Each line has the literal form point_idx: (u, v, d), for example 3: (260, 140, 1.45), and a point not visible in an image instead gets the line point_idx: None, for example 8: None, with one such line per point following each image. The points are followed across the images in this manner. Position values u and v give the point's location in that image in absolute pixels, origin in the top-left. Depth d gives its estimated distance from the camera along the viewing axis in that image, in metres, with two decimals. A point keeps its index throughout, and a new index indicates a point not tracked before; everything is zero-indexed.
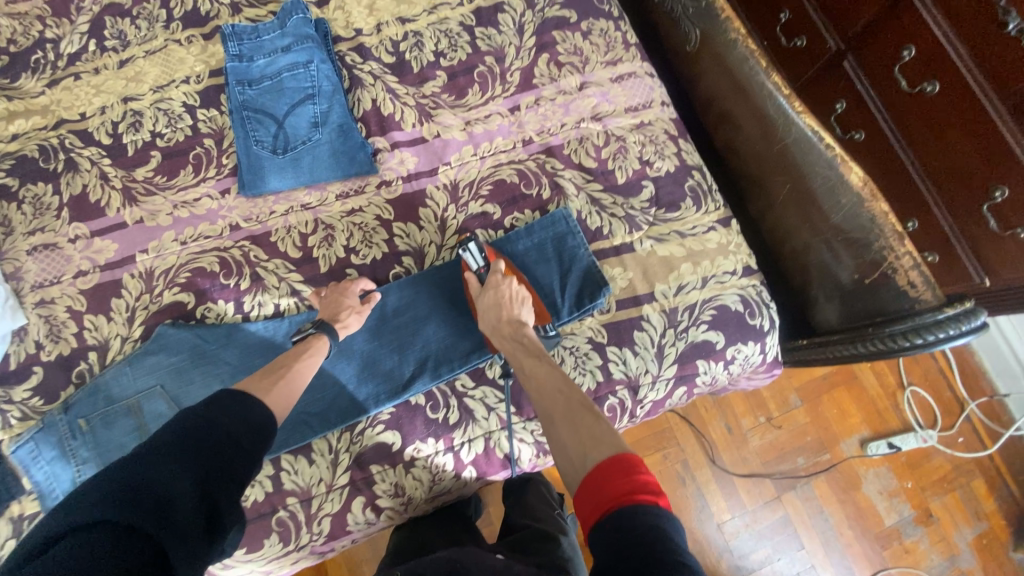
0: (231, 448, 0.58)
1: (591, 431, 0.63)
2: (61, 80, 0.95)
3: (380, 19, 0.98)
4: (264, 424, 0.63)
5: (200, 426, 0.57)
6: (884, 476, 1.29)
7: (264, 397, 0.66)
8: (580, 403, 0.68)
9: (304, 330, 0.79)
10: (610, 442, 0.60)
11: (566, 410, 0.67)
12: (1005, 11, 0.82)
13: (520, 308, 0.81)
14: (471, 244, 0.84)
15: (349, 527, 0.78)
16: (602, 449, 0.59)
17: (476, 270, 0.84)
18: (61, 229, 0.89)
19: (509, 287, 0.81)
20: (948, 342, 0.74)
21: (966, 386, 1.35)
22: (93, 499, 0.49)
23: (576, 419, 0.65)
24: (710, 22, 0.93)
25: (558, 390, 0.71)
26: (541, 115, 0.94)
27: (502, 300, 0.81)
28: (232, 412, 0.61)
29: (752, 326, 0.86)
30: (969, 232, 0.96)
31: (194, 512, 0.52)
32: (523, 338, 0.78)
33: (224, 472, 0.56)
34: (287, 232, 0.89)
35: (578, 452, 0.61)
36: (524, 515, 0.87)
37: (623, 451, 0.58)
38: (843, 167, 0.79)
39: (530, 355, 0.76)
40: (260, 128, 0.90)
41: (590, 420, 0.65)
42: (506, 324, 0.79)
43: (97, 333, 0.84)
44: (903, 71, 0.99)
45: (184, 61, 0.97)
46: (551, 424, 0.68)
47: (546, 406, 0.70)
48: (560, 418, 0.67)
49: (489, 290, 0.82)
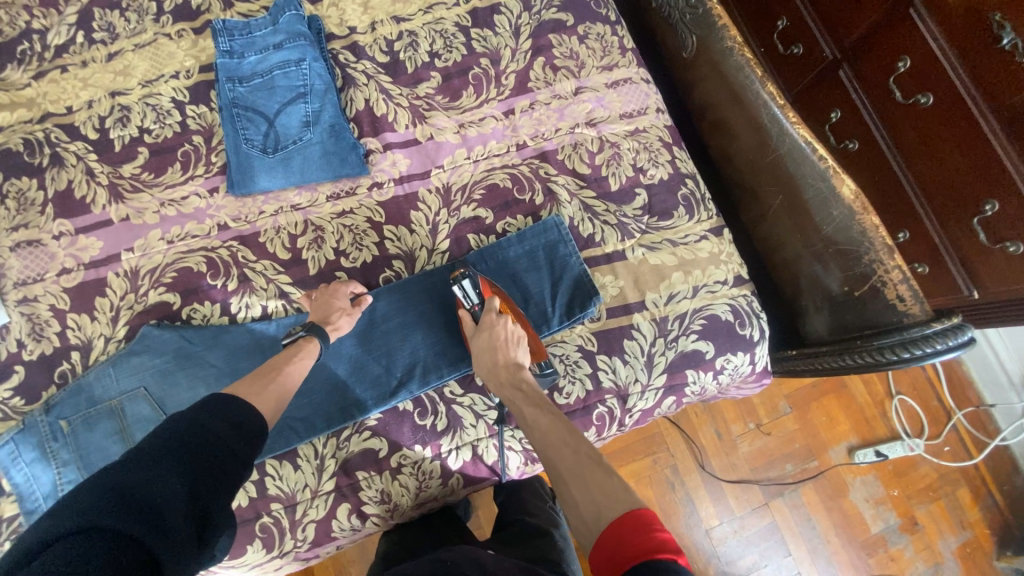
0: (222, 452, 0.57)
1: (603, 488, 0.62)
2: (47, 73, 0.94)
3: (374, 18, 0.97)
4: (255, 428, 0.63)
5: (191, 431, 0.57)
6: (871, 484, 1.30)
7: (254, 401, 0.65)
8: (587, 454, 0.67)
9: (294, 332, 0.78)
10: (625, 500, 0.60)
11: (574, 464, 0.66)
12: (1000, 25, 0.81)
13: (517, 349, 0.79)
14: (465, 282, 0.81)
15: (334, 533, 0.78)
16: (617, 508, 0.59)
17: (471, 307, 0.82)
18: (46, 226, 0.87)
19: (503, 327, 0.79)
20: (936, 356, 0.74)
21: (953, 395, 1.36)
22: (82, 503, 0.47)
23: (585, 475, 0.65)
24: (708, 30, 0.92)
25: (562, 440, 0.69)
26: (536, 119, 0.93)
27: (497, 342, 0.78)
28: (223, 416, 0.60)
29: (742, 337, 0.86)
30: (959, 244, 0.96)
31: (187, 517, 0.51)
32: (522, 383, 0.76)
33: (216, 477, 0.55)
34: (276, 233, 0.87)
35: (592, 511, 0.61)
36: (518, 511, 0.94)
37: (638, 508, 0.58)
38: (835, 179, 0.80)
39: (531, 402, 0.74)
40: (250, 127, 0.89)
41: (601, 475, 0.64)
42: (502, 368, 0.77)
43: (80, 332, 0.83)
44: (897, 82, 0.99)
45: (174, 56, 0.95)
46: (559, 479, 0.67)
47: (552, 459, 0.68)
48: (569, 474, 0.66)
49: (484, 331, 0.79)
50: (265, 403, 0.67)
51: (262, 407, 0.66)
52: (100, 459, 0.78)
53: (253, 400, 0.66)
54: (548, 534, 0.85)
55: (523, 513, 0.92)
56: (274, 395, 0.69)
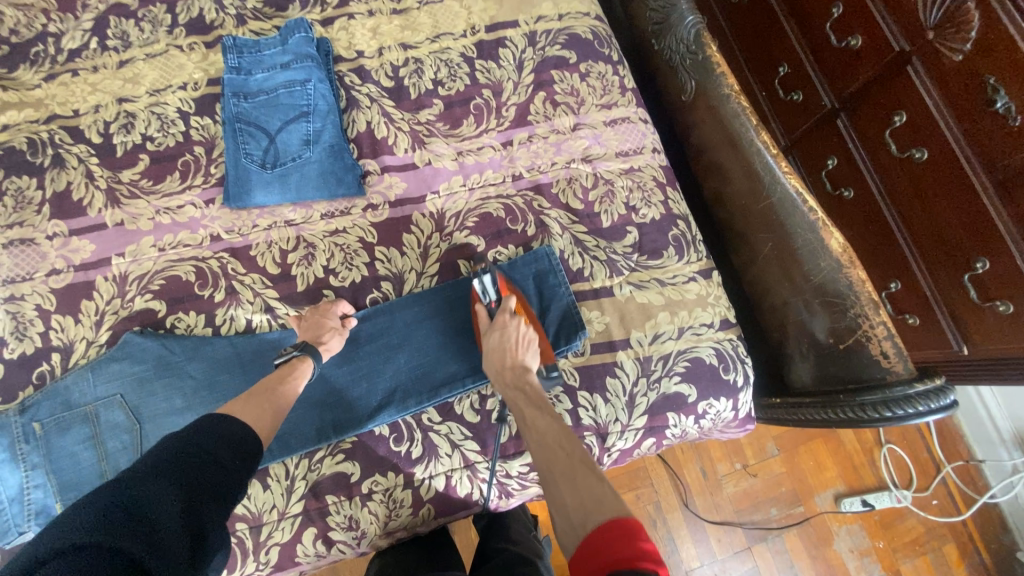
0: (216, 471, 0.56)
1: (591, 492, 0.60)
2: (59, 75, 0.95)
3: (382, 44, 0.99)
4: (250, 446, 0.62)
5: (189, 448, 0.56)
6: (855, 533, 1.28)
7: (250, 420, 0.65)
8: (581, 459, 0.66)
9: (288, 351, 0.76)
10: (611, 506, 0.57)
11: (567, 466, 0.65)
12: (994, 89, 0.82)
13: (526, 353, 0.79)
14: (485, 277, 0.84)
15: (298, 557, 0.76)
16: (601, 511, 0.57)
17: (487, 303, 0.84)
18: (40, 226, 0.88)
19: (515, 328, 0.80)
20: (917, 418, 0.74)
21: (943, 447, 1.34)
22: (78, 522, 0.46)
23: (576, 477, 0.63)
24: (707, 75, 0.94)
25: (558, 444, 0.69)
26: (533, 152, 0.95)
27: (507, 343, 0.79)
28: (218, 434, 0.60)
29: (725, 381, 0.86)
30: (950, 300, 0.96)
31: (183, 535, 0.50)
32: (525, 385, 0.76)
33: (212, 494, 0.55)
34: (267, 248, 0.88)
35: (576, 512, 0.59)
36: (503, 539, 0.93)
37: (623, 514, 0.56)
38: (823, 231, 0.81)
39: (532, 404, 0.74)
40: (251, 142, 0.90)
41: (591, 479, 0.62)
42: (508, 370, 0.77)
43: (63, 334, 0.83)
44: (893, 136, 1.00)
45: (183, 68, 0.97)
46: (550, 480, 0.65)
47: (545, 461, 0.67)
48: (559, 475, 0.64)
49: (496, 329, 0.80)
50: (261, 420, 0.66)
51: (258, 425, 0.65)
52: (70, 465, 0.77)
53: (246, 417, 0.65)
54: (532, 561, 0.84)
55: (508, 542, 0.91)
56: (269, 411, 0.68)
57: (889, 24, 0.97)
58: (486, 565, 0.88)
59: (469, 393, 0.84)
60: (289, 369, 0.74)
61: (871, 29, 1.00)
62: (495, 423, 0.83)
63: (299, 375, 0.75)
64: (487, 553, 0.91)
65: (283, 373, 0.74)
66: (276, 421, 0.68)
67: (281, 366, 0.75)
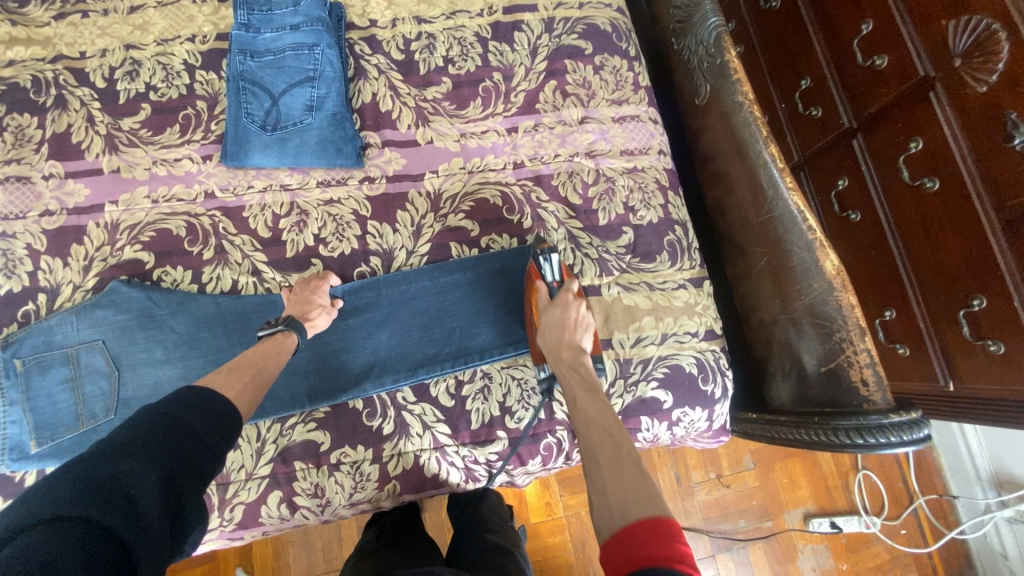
0: (194, 447, 0.56)
1: (635, 483, 0.55)
2: (68, 15, 0.94)
3: (396, 15, 0.97)
4: (229, 419, 0.61)
5: (167, 420, 0.56)
6: (821, 554, 1.28)
7: (231, 395, 0.63)
8: (627, 451, 0.60)
9: (274, 323, 0.76)
10: (654, 501, 0.52)
11: (613, 454, 0.60)
12: (1014, 124, 0.79)
13: (583, 335, 0.78)
14: (553, 257, 0.83)
15: (261, 518, 0.78)
16: (642, 504, 0.52)
17: (549, 282, 0.82)
18: (37, 164, 0.88)
19: (576, 310, 0.78)
20: (888, 447, 0.73)
21: (919, 480, 1.34)
22: (58, 493, 0.46)
23: (622, 467, 0.57)
24: (722, 81, 0.92)
25: (607, 432, 0.63)
26: (537, 141, 0.93)
27: (566, 321, 0.77)
28: (195, 408, 0.59)
29: (703, 392, 0.86)
30: (942, 334, 0.95)
31: (160, 511, 0.50)
32: (579, 366, 0.74)
33: (190, 470, 0.54)
34: (261, 211, 0.87)
35: (616, 500, 0.54)
36: (479, 528, 0.96)
37: (666, 516, 0.50)
38: (819, 252, 0.80)
39: (586, 389, 0.71)
40: (253, 101, 0.89)
41: (635, 472, 0.56)
42: (565, 348, 0.75)
43: (51, 276, 0.83)
44: (906, 162, 0.98)
45: (193, 20, 0.95)
46: (592, 462, 0.61)
47: (590, 443, 0.63)
48: (602, 460, 0.59)
49: (556, 304, 0.79)
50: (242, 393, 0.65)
51: (240, 402, 0.64)
52: (48, 405, 0.78)
53: (228, 392, 0.63)
54: (508, 551, 0.88)
55: (485, 530, 0.94)
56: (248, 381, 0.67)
57: (916, 47, 0.94)
58: (462, 550, 0.91)
59: (446, 377, 0.84)
60: (269, 340, 0.74)
61: (898, 49, 0.97)
62: (469, 409, 0.83)
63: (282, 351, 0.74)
64: (464, 540, 0.93)
65: (264, 345, 0.73)
66: (258, 393, 0.67)
67: (265, 338, 0.74)
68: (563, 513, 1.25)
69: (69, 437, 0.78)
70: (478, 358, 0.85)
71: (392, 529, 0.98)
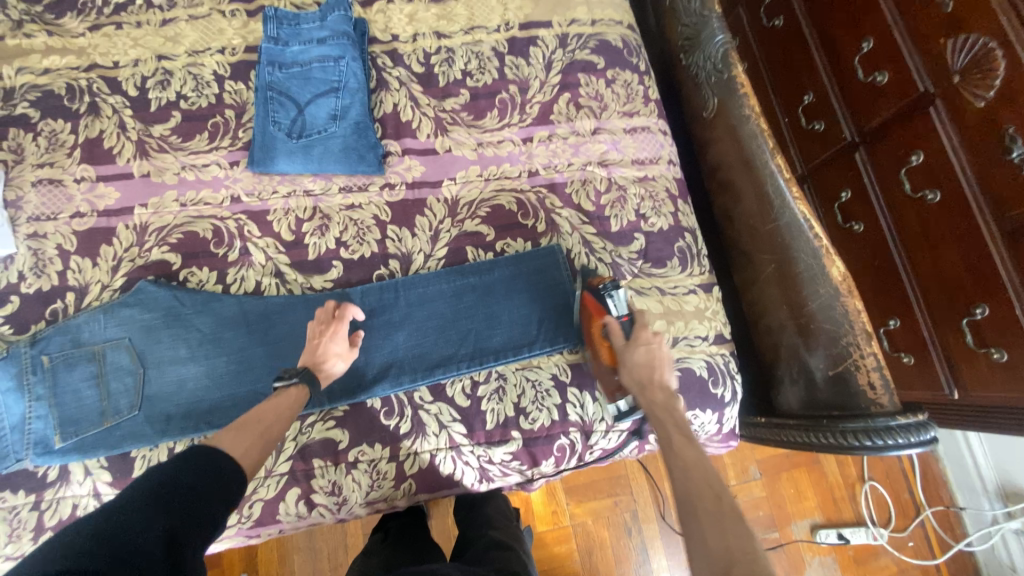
0: (197, 506, 0.56)
1: (743, 546, 0.53)
2: (103, 27, 0.98)
3: (418, 30, 1.01)
4: (233, 479, 0.62)
5: (173, 477, 0.57)
6: (828, 565, 1.28)
7: (237, 454, 0.65)
8: (731, 510, 0.56)
9: (288, 376, 0.75)
10: (766, 568, 0.50)
11: (716, 508, 0.57)
12: (1011, 138, 0.83)
13: (670, 373, 0.76)
14: (618, 292, 0.81)
15: (279, 515, 0.80)
16: (750, 572, 0.50)
17: (617, 318, 0.80)
18: (70, 168, 0.91)
19: (660, 347, 0.77)
20: (895, 449, 0.75)
21: (925, 490, 1.34)
22: (61, 552, 0.47)
23: (725, 529, 0.55)
24: (729, 94, 0.96)
25: (707, 483, 0.60)
26: (551, 151, 0.97)
27: (654, 359, 0.76)
28: (201, 467, 0.60)
29: (713, 395, 0.88)
30: (946, 342, 0.97)
31: (161, 566, 0.50)
32: (672, 409, 0.71)
33: (190, 530, 0.54)
34: (284, 215, 0.91)
35: (720, 563, 0.52)
36: (483, 525, 0.97)
37: None
38: (825, 259, 0.81)
39: (680, 432, 0.67)
40: (280, 110, 0.93)
41: (742, 537, 0.53)
42: (656, 388, 0.74)
43: (80, 276, 0.86)
44: (908, 175, 1.01)
45: (223, 33, 1.00)
46: (690, 514, 0.58)
47: (688, 492, 0.60)
48: (703, 514, 0.57)
49: (634, 346, 0.77)
50: (250, 453, 0.66)
51: (245, 460, 0.65)
52: (73, 400, 0.80)
53: (235, 450, 0.65)
54: (511, 548, 0.89)
55: (490, 527, 0.96)
56: (257, 441, 0.68)
57: (916, 64, 0.97)
58: (466, 548, 0.91)
59: (462, 377, 0.86)
60: (283, 394, 0.74)
61: (898, 66, 1.01)
62: (484, 409, 0.85)
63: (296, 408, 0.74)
64: (468, 538, 0.95)
65: (277, 400, 0.74)
66: (265, 453, 0.68)
67: (278, 393, 0.74)
68: (570, 521, 1.25)
69: (94, 432, 0.80)
70: (493, 359, 0.86)
71: (397, 533, 0.98)
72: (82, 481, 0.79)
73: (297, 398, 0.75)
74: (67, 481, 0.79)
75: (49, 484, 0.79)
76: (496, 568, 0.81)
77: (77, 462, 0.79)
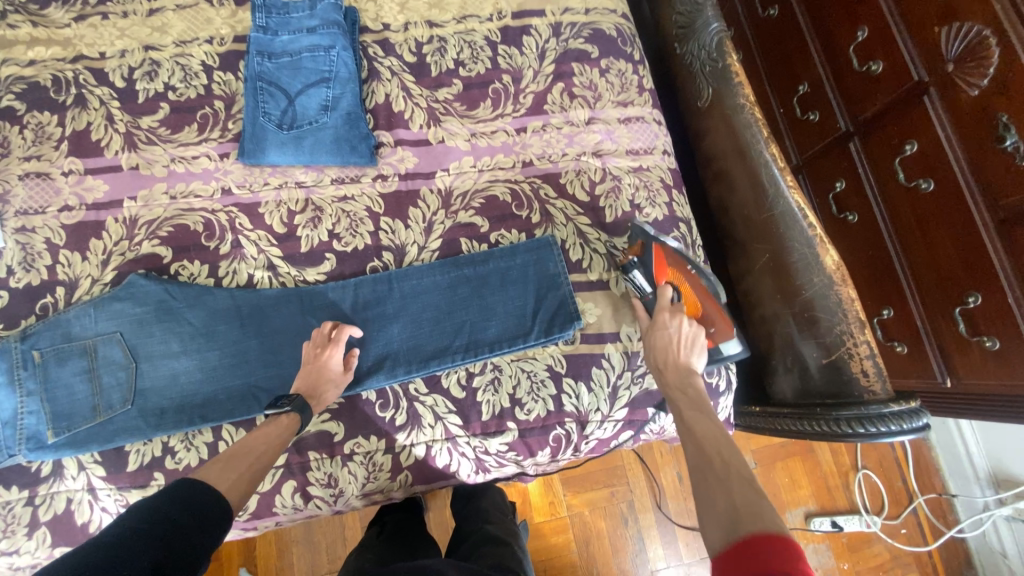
0: (185, 539, 0.55)
1: (747, 499, 0.53)
2: (89, 17, 0.97)
3: (409, 19, 1.00)
4: (220, 514, 0.60)
5: (163, 510, 0.55)
6: (822, 553, 1.30)
7: (223, 488, 0.63)
8: (737, 469, 0.58)
9: (280, 405, 0.74)
10: (769, 521, 0.50)
11: (724, 470, 0.58)
12: (1005, 126, 0.83)
13: (690, 354, 0.78)
14: (633, 271, 0.86)
15: (275, 508, 0.80)
16: (754, 524, 0.50)
17: (644, 296, 0.87)
18: (57, 161, 0.90)
19: (678, 328, 0.79)
20: (888, 436, 0.76)
21: (918, 478, 1.36)
22: None
23: (730, 485, 0.56)
24: (724, 83, 0.95)
25: (715, 448, 0.62)
26: (545, 141, 0.96)
27: (669, 342, 0.78)
28: (189, 502, 0.58)
29: (708, 384, 0.88)
30: (938, 331, 0.98)
31: None
32: (687, 386, 0.73)
33: (178, 566, 0.53)
34: (276, 207, 0.90)
35: (727, 517, 0.52)
36: (478, 519, 0.97)
37: (785, 537, 0.47)
38: (819, 248, 0.83)
39: (691, 404, 0.70)
40: (270, 101, 0.92)
41: (747, 491, 0.54)
42: (672, 368, 0.76)
43: (69, 270, 0.85)
44: (902, 164, 1.01)
45: (211, 22, 0.98)
46: (700, 478, 0.60)
47: (699, 458, 0.62)
48: (710, 478, 0.58)
49: (656, 327, 0.81)
50: (235, 488, 0.64)
51: (231, 495, 0.63)
52: (65, 395, 0.80)
53: (220, 484, 0.63)
54: (506, 543, 0.89)
55: (485, 521, 0.96)
56: (244, 476, 0.66)
57: (910, 53, 0.97)
58: (463, 543, 0.92)
59: (457, 369, 0.86)
60: (274, 424, 0.73)
61: (892, 55, 1.00)
62: (479, 400, 0.85)
63: (288, 435, 0.73)
64: (464, 532, 0.95)
65: (267, 428, 0.73)
66: (251, 487, 0.67)
67: (269, 421, 0.74)
68: (566, 512, 1.26)
69: (87, 427, 0.79)
70: (488, 350, 0.86)
71: (392, 528, 0.98)
72: (76, 475, 0.79)
73: (288, 426, 0.74)
74: (60, 476, 0.79)
75: (42, 479, 0.79)
76: (490, 564, 0.82)
77: (71, 457, 0.79)
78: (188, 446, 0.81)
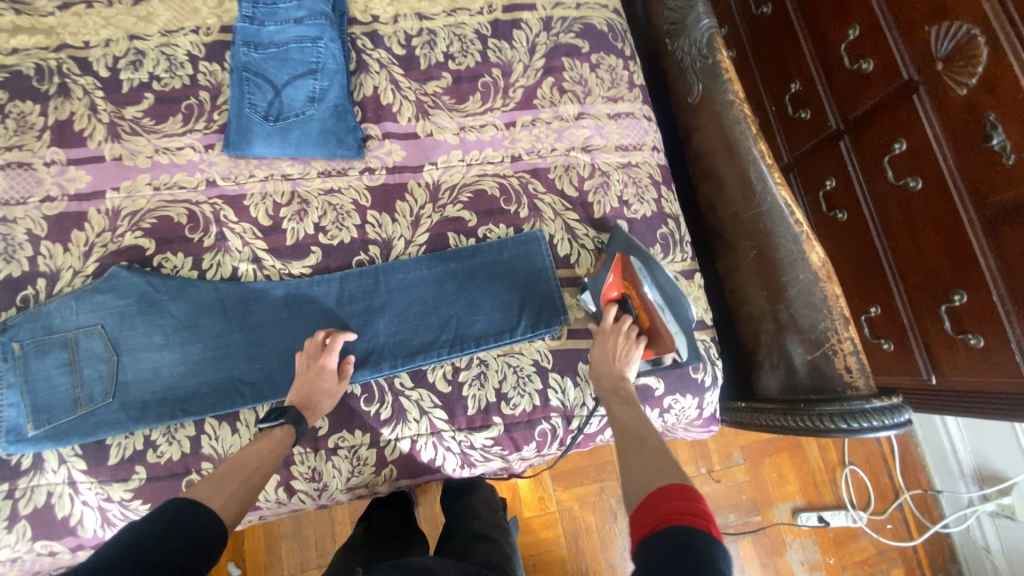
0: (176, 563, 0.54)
1: (658, 463, 0.62)
2: (73, 5, 0.95)
3: (399, 11, 0.99)
4: (214, 533, 0.60)
5: (158, 532, 0.55)
6: (809, 548, 1.31)
7: (217, 506, 0.63)
8: (652, 441, 0.66)
9: (273, 418, 0.75)
10: (673, 475, 0.59)
11: (640, 444, 0.67)
12: (992, 125, 0.83)
13: (627, 365, 0.81)
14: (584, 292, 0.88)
15: (259, 502, 0.80)
16: (663, 480, 0.58)
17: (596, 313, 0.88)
18: (39, 151, 0.88)
19: (615, 342, 0.82)
20: (870, 431, 0.77)
21: (904, 475, 1.37)
22: None
23: (646, 454, 0.64)
24: (714, 80, 0.95)
25: (634, 428, 0.70)
26: (534, 136, 0.96)
27: (606, 354, 0.82)
28: (183, 524, 0.58)
29: (694, 380, 0.89)
30: (924, 328, 0.99)
31: None
32: (619, 388, 0.78)
33: None
34: (262, 199, 0.89)
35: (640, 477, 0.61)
36: (467, 516, 0.97)
37: (688, 486, 0.56)
38: (805, 244, 0.83)
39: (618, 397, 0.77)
40: (257, 93, 0.91)
41: (657, 456, 0.63)
42: (605, 375, 0.80)
43: (51, 261, 0.84)
44: (891, 163, 1.01)
45: (197, 12, 0.97)
46: (621, 453, 0.67)
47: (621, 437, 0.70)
48: (630, 450, 0.66)
49: (598, 341, 0.84)
50: (229, 504, 0.64)
51: (225, 512, 0.63)
52: (45, 388, 0.79)
53: (215, 502, 0.63)
54: (493, 540, 0.89)
55: (473, 518, 0.96)
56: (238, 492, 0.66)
57: (900, 52, 0.97)
58: (451, 538, 0.92)
59: (443, 363, 0.85)
60: (267, 437, 0.73)
61: (883, 53, 1.00)
62: (465, 394, 0.84)
63: (281, 448, 0.73)
64: (453, 528, 0.95)
65: (260, 443, 0.72)
66: (247, 502, 0.66)
67: (263, 434, 0.74)
68: (556, 507, 1.26)
69: (68, 420, 0.78)
70: (474, 345, 0.86)
71: (379, 524, 0.98)
72: (56, 469, 0.78)
73: (282, 439, 0.74)
74: (40, 469, 0.78)
75: (22, 472, 0.78)
76: (479, 561, 0.83)
77: (51, 450, 0.78)
78: (170, 440, 0.80)
